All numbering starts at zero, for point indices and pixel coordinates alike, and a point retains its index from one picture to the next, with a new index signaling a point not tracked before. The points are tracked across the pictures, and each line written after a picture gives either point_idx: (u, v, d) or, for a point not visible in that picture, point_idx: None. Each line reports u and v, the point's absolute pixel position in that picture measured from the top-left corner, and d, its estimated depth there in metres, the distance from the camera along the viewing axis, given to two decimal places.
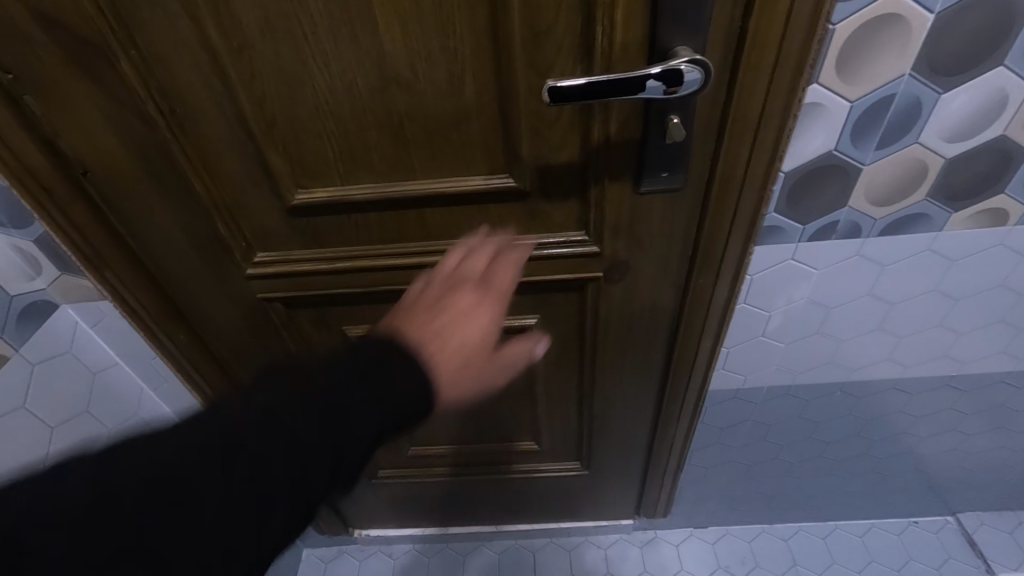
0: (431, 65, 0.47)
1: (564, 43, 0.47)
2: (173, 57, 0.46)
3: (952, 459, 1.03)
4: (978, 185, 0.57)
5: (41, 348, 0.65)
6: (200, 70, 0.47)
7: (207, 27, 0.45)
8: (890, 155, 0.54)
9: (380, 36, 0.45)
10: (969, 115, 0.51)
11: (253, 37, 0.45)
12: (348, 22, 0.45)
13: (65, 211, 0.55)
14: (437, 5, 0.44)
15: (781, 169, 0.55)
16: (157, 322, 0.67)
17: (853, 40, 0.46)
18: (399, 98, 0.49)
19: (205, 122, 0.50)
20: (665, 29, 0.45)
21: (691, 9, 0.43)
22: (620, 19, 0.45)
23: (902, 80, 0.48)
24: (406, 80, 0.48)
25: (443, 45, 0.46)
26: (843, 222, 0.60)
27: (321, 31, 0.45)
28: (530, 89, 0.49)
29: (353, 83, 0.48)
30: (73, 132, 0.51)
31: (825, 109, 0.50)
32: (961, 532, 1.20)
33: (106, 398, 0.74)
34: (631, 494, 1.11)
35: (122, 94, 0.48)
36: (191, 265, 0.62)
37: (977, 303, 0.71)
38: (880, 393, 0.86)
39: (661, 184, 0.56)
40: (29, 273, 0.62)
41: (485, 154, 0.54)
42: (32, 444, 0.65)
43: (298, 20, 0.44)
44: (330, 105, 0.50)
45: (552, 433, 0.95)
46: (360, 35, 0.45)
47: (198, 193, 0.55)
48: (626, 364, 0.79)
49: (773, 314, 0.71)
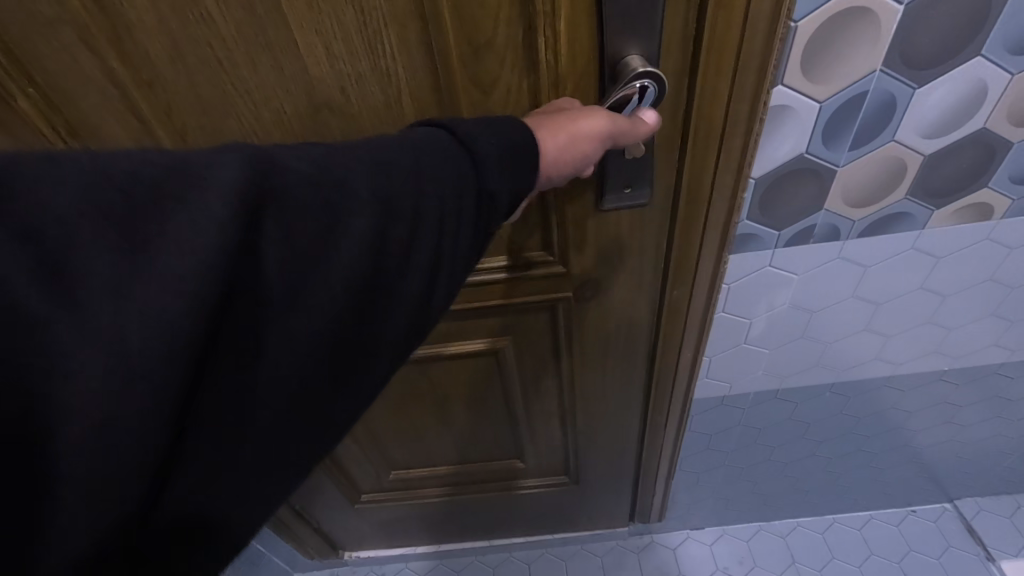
0: (363, 87, 0.43)
1: (506, 57, 0.43)
2: (78, 93, 0.42)
3: (947, 449, 1.01)
4: (961, 180, 0.54)
5: None
6: (110, 105, 0.43)
7: (108, 59, 0.40)
8: (866, 154, 0.51)
9: (305, 59, 0.41)
10: (948, 109, 0.48)
11: (162, 67, 0.41)
12: (265, 46, 0.40)
13: None
14: (361, 22, 0.40)
15: (752, 174, 0.51)
16: None
17: (818, 37, 0.42)
18: (333, 123, 0.45)
19: None
20: (614, 35, 0.41)
21: (641, 14, 0.40)
22: (565, 28, 0.41)
23: (874, 76, 0.45)
24: (337, 104, 0.44)
25: (374, 64, 0.42)
26: (820, 225, 0.57)
27: (238, 57, 0.41)
28: (472, 106, 0.46)
29: (280, 110, 0.44)
30: None
31: (793, 112, 0.47)
32: (960, 519, 1.18)
33: None
34: (624, 504, 1.08)
35: (28, 135, 0.44)
36: None
37: (966, 298, 0.68)
38: (872, 390, 0.83)
39: (626, 198, 0.52)
40: None
41: None
42: None
43: (210, 45, 0.40)
44: (259, 135, 0.46)
45: (536, 450, 0.92)
46: (281, 59, 0.41)
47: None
48: (607, 379, 0.76)
49: (755, 321, 0.68)
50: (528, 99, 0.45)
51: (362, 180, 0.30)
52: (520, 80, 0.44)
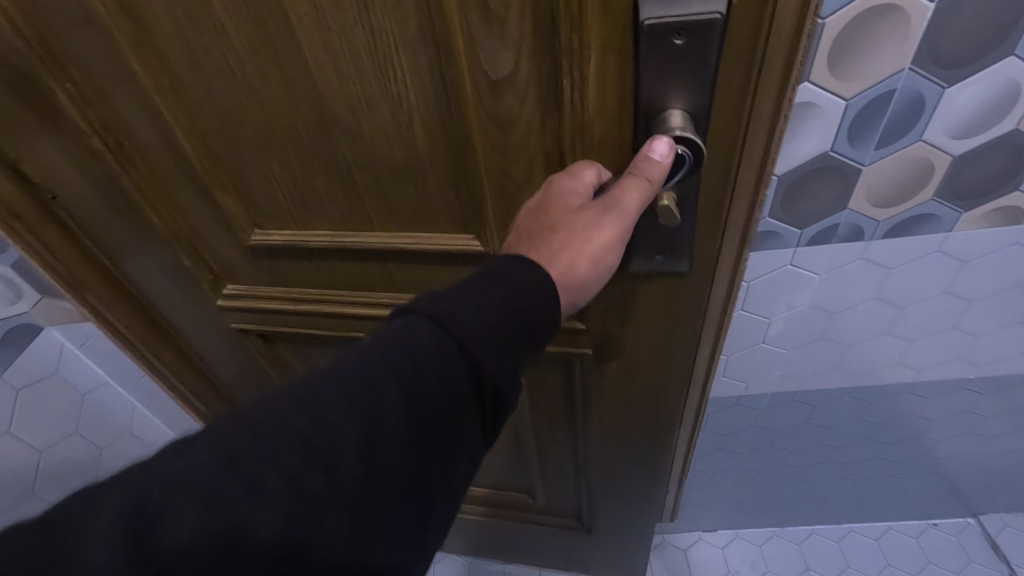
0: (374, 109, 0.44)
1: (529, 92, 0.42)
2: (111, 89, 0.47)
3: (972, 462, 0.98)
4: (991, 182, 0.53)
5: (24, 373, 0.65)
6: (139, 104, 0.47)
7: (132, 64, 0.45)
8: (892, 154, 0.50)
9: (314, 75, 0.43)
10: (978, 109, 0.47)
11: (183, 73, 0.45)
12: (277, 61, 0.42)
13: (39, 235, 0.58)
14: (371, 45, 0.41)
15: (775, 172, 0.51)
16: (142, 338, 0.71)
17: (846, 35, 0.42)
18: (344, 142, 0.47)
19: (155, 156, 0.51)
20: (652, 74, 0.38)
21: (685, 60, 0.37)
22: (593, 67, 0.39)
23: (903, 74, 0.45)
24: (348, 123, 0.46)
25: (385, 87, 0.43)
26: (843, 225, 0.57)
27: (250, 69, 0.43)
28: (489, 144, 0.45)
29: (292, 124, 0.46)
30: (35, 161, 0.53)
31: (818, 108, 0.47)
32: (983, 534, 1.15)
33: (99, 415, 0.74)
34: (636, 561, 1.06)
35: (70, 127, 0.49)
36: (163, 291, 0.65)
37: (992, 305, 0.67)
38: (892, 396, 0.82)
39: (652, 243, 0.51)
40: (10, 297, 0.61)
41: (448, 213, 0.51)
42: (22, 469, 0.66)
43: (226, 55, 0.43)
44: (272, 144, 0.48)
45: (547, 491, 0.95)
46: (293, 75, 0.43)
47: (157, 228, 0.57)
48: (624, 438, 0.76)
49: (773, 320, 0.68)
50: (552, 139, 0.44)
51: (331, 384, 0.35)
52: (542, 118, 0.43)
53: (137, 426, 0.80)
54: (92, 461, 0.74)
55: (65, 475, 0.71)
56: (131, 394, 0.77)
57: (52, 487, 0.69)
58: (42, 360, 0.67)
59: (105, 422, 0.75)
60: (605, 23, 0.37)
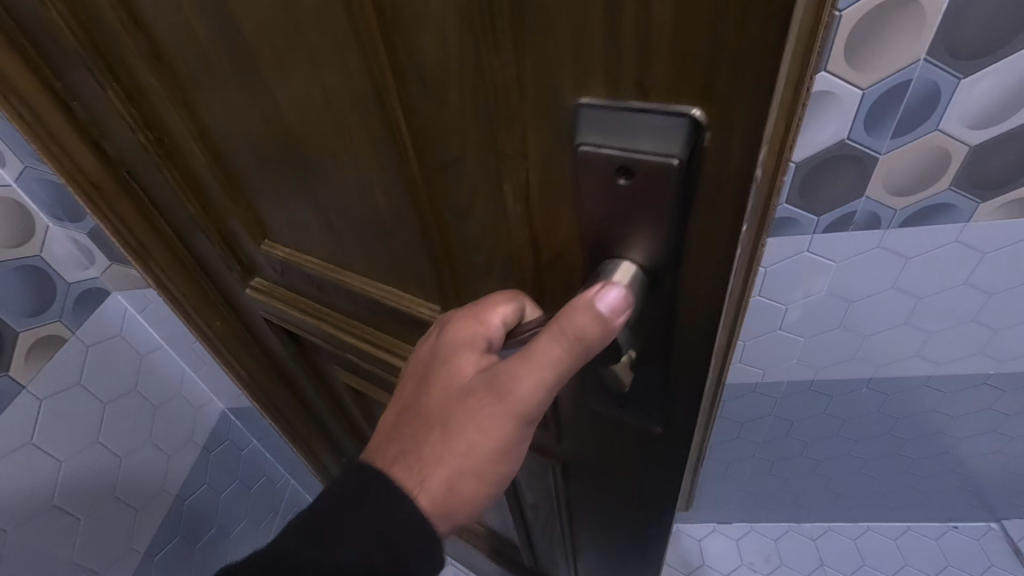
0: (341, 169, 0.41)
1: (479, 187, 0.35)
2: (143, 91, 0.48)
3: (994, 463, 0.98)
4: (1009, 173, 0.54)
5: (93, 331, 0.79)
6: (165, 111, 0.49)
7: (152, 76, 0.45)
8: (908, 143, 0.52)
9: (284, 125, 0.40)
10: (995, 99, 0.49)
11: (189, 92, 0.45)
12: (254, 103, 0.41)
13: (111, 204, 0.64)
14: (329, 106, 0.36)
15: (792, 159, 0.54)
16: (196, 309, 0.77)
17: (862, 27, 0.45)
18: (322, 191, 0.44)
19: (186, 157, 0.54)
20: (596, 204, 0.31)
21: (633, 199, 0.29)
22: (536, 175, 0.32)
23: (917, 65, 0.47)
24: (320, 174, 0.43)
25: (350, 149, 0.39)
26: (860, 213, 0.59)
27: (234, 100, 0.42)
28: (450, 227, 0.40)
29: (274, 162, 0.45)
30: (110, 139, 0.57)
31: (835, 97, 0.49)
32: (1005, 539, 1.14)
33: (152, 375, 0.87)
34: None
35: (122, 120, 0.53)
36: (213, 266, 0.71)
37: (1012, 298, 0.67)
38: (911, 390, 0.83)
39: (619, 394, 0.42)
40: (84, 263, 0.76)
41: (421, 280, 0.48)
42: (89, 417, 0.78)
43: (214, 85, 0.42)
44: (265, 173, 0.48)
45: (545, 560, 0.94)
46: (269, 119, 0.41)
47: (197, 216, 0.61)
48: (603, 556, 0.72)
49: (791, 307, 0.70)
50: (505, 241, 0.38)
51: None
52: (496, 220, 0.36)
53: (185, 389, 0.92)
54: (148, 417, 0.86)
55: (122, 429, 0.83)
56: (178, 358, 0.90)
57: (112, 436, 0.81)
58: (109, 318, 0.81)
59: (157, 385, 0.88)
60: (549, 125, 0.29)
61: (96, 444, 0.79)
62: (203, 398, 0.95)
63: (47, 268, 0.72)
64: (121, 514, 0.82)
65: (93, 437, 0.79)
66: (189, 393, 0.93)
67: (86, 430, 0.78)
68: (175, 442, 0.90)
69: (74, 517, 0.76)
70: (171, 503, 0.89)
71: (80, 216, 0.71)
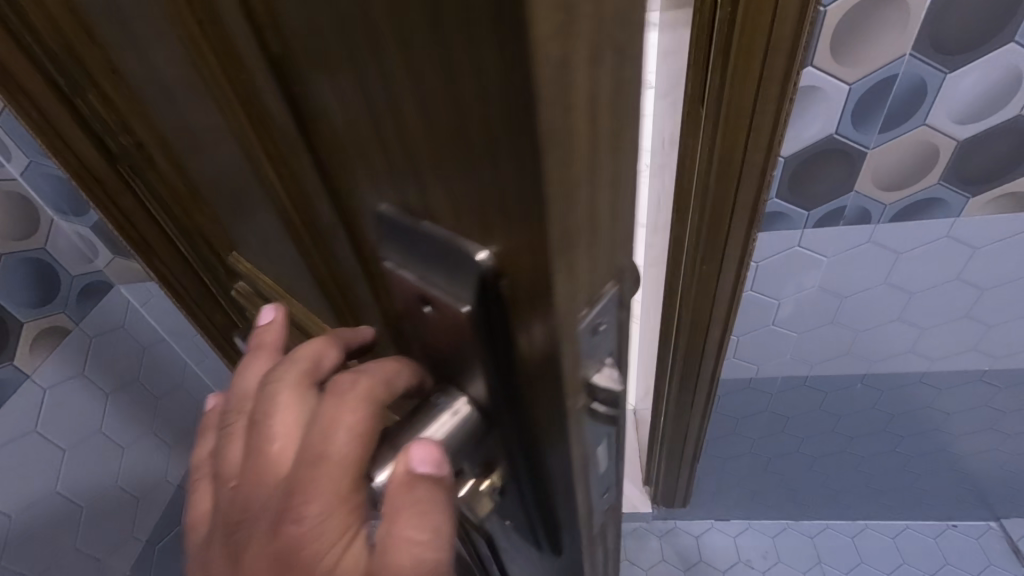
0: (254, 204, 0.36)
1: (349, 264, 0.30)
2: (115, 92, 0.45)
3: (992, 460, 0.97)
4: (998, 167, 0.55)
5: (97, 323, 0.81)
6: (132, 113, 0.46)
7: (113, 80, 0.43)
8: (896, 138, 0.53)
9: (200, 148, 0.36)
10: (982, 93, 0.49)
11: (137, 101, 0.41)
12: (175, 122, 0.37)
13: (116, 199, 0.63)
14: (221, 137, 0.32)
15: (781, 153, 0.55)
16: (199, 304, 0.76)
17: (848, 22, 0.45)
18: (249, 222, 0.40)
19: (162, 163, 0.50)
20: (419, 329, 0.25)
21: (444, 334, 0.24)
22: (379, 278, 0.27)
23: (903, 60, 0.47)
24: (244, 205, 0.38)
25: (251, 187, 0.34)
26: (850, 207, 0.59)
27: (164, 116, 0.38)
28: (351, 293, 0.34)
29: (209, 184, 0.41)
30: (106, 134, 0.55)
31: (822, 92, 0.50)
32: (1005, 538, 1.13)
33: (154, 366, 0.89)
34: None
35: (111, 117, 0.50)
36: (207, 268, 0.68)
37: (1004, 294, 0.67)
38: (906, 386, 0.83)
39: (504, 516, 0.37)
40: (88, 256, 0.80)
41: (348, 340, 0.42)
42: (92, 408, 0.80)
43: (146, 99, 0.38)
44: (209, 193, 0.44)
45: None
46: (192, 140, 0.37)
47: (186, 218, 0.58)
48: None
49: (783, 302, 0.70)
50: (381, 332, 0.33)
51: None
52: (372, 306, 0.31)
53: (187, 381, 0.94)
54: (150, 408, 0.88)
55: (124, 420, 0.84)
56: (181, 351, 0.93)
57: (114, 426, 0.83)
58: (112, 310, 0.83)
59: (160, 376, 0.90)
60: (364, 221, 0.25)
61: (98, 434, 0.81)
62: (204, 391, 0.97)
63: (52, 261, 0.75)
64: (122, 503, 0.84)
65: (96, 428, 0.81)
66: (190, 385, 0.95)
67: (89, 420, 0.80)
68: (176, 433, 0.92)
69: (78, 506, 0.78)
70: (172, 492, 0.91)
71: (83, 210, 0.75)
